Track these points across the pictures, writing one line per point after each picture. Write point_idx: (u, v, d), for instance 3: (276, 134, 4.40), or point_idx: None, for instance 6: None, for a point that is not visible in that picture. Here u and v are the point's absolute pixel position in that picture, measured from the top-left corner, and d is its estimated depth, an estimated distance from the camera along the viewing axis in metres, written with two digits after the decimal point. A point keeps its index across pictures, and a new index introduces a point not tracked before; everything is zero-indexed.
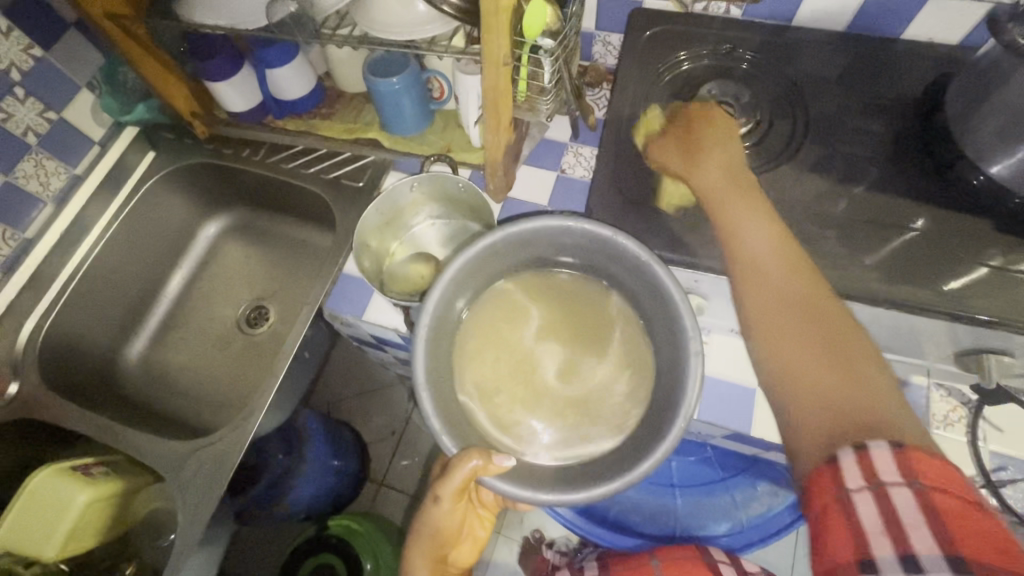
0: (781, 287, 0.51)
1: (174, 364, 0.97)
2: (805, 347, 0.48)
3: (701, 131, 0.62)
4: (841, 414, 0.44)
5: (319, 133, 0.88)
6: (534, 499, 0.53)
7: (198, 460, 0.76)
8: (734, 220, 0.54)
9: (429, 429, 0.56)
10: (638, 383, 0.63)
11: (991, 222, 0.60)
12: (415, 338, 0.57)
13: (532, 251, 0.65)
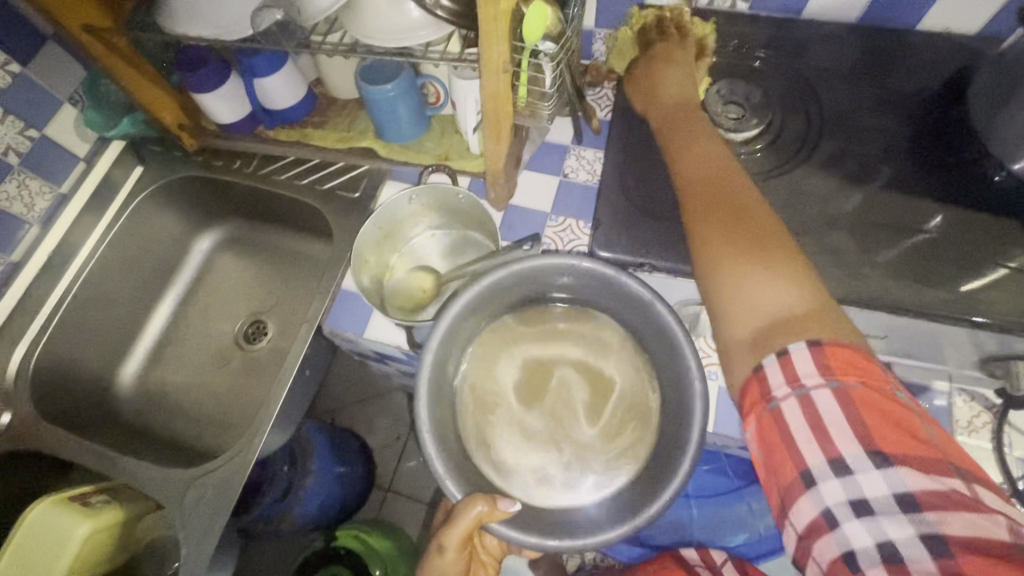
0: (714, 185, 0.53)
1: (172, 385, 0.95)
2: (724, 236, 0.49)
3: (668, 54, 0.67)
4: (759, 305, 0.46)
5: (311, 142, 0.85)
6: (543, 546, 0.51)
7: (200, 489, 0.73)
8: (676, 152, 0.57)
9: (434, 473, 0.54)
10: (647, 417, 0.60)
11: (1018, 223, 0.58)
12: (417, 386, 0.55)
13: (526, 286, 0.62)
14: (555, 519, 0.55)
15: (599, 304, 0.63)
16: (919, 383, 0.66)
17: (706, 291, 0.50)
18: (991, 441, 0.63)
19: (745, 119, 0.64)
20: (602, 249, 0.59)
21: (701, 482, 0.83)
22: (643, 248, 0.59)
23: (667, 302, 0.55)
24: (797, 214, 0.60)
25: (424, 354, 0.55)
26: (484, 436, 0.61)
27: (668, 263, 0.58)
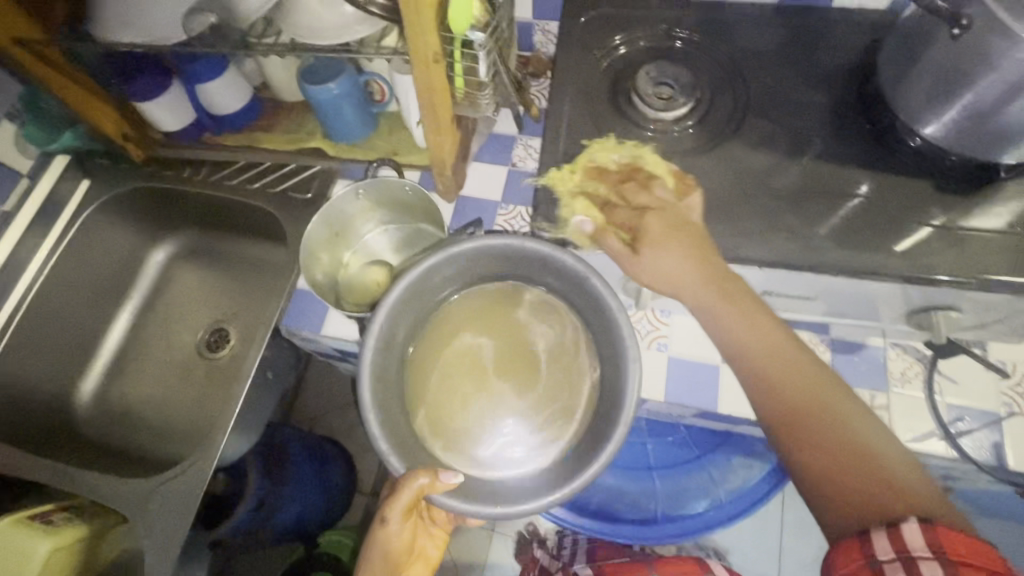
0: (793, 386, 0.51)
1: (133, 399, 0.94)
2: (820, 447, 0.48)
3: (666, 222, 0.58)
4: (868, 506, 0.45)
5: (260, 146, 0.85)
6: (484, 516, 0.54)
7: (162, 496, 0.73)
8: (728, 319, 0.54)
9: (378, 450, 0.56)
10: (583, 388, 0.63)
11: (930, 182, 0.61)
12: (359, 370, 0.56)
13: (469, 270, 0.65)
14: (499, 491, 0.57)
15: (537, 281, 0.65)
16: (854, 340, 0.70)
17: (814, 495, 0.48)
18: (923, 390, 0.66)
19: (675, 98, 0.67)
20: (541, 229, 0.61)
21: (662, 454, 0.86)
22: (581, 226, 0.61)
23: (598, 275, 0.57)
24: (727, 187, 0.63)
25: (367, 341, 0.57)
26: (434, 415, 0.64)
27: (605, 238, 0.60)
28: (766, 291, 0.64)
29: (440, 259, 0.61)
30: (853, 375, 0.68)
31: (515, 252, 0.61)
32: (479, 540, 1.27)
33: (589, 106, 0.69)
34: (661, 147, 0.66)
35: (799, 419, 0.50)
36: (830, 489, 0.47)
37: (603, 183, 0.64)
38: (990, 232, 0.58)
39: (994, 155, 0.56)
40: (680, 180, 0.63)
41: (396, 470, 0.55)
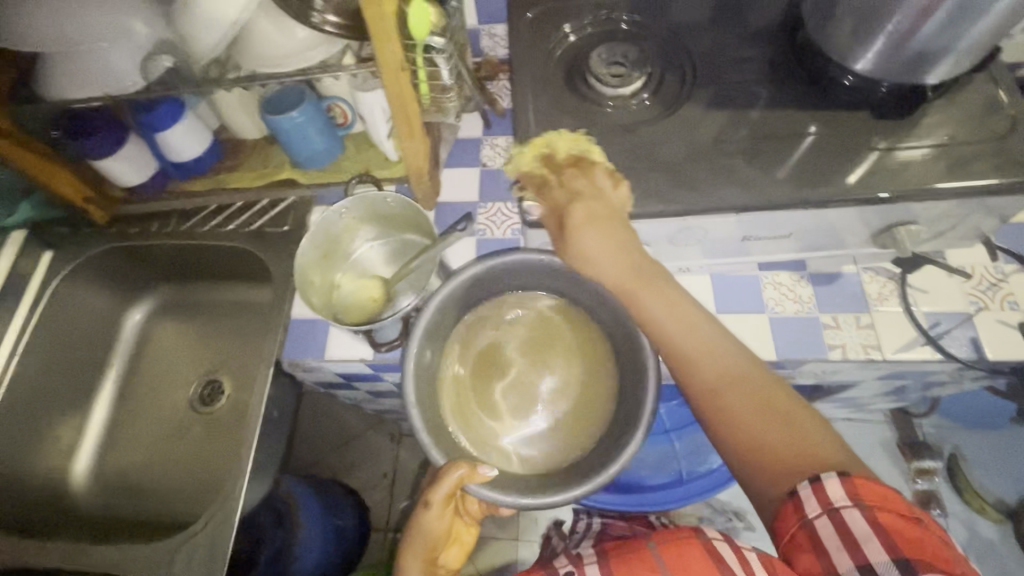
0: (713, 362, 0.54)
1: (132, 467, 0.90)
2: (751, 413, 0.50)
3: (596, 218, 0.62)
4: (775, 459, 0.47)
5: (228, 186, 0.85)
6: (518, 504, 0.61)
7: (189, 555, 0.70)
8: (647, 307, 0.59)
9: (422, 443, 0.63)
10: (592, 404, 0.72)
11: (869, 113, 0.67)
12: (406, 371, 0.64)
13: (498, 286, 0.73)
14: (525, 483, 0.65)
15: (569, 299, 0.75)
16: (830, 271, 0.75)
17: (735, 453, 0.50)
18: (900, 304, 0.72)
19: (629, 75, 0.71)
20: None
21: (677, 415, 0.89)
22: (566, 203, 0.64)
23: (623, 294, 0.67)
24: (693, 146, 0.67)
25: (412, 342, 0.65)
26: (470, 412, 0.72)
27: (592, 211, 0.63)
28: (746, 237, 0.68)
29: (482, 270, 0.69)
30: (837, 302, 0.73)
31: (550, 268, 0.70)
32: (505, 547, 1.26)
33: (550, 94, 0.72)
34: (624, 120, 0.70)
35: (712, 383, 0.53)
36: (741, 444, 0.49)
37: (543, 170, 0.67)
38: (930, 146, 0.64)
39: (921, 76, 0.62)
40: (647, 146, 0.67)
41: (437, 461, 0.63)
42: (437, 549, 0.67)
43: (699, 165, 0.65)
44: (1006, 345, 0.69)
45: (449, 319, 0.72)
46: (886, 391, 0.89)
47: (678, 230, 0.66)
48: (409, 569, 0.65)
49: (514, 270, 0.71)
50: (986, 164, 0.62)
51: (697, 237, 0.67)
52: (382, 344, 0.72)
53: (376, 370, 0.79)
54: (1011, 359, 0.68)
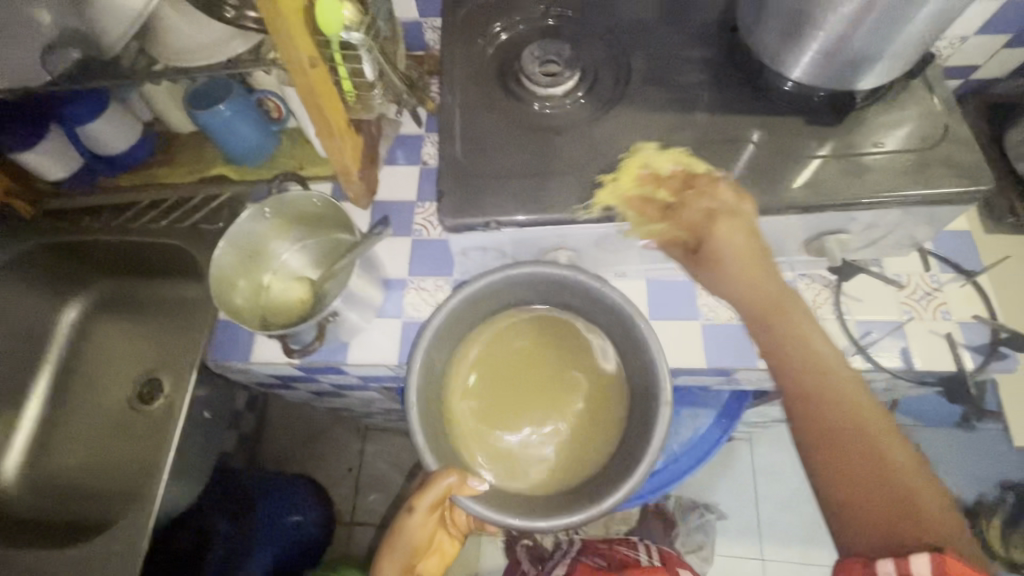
0: (840, 410, 0.51)
1: (65, 467, 0.89)
2: (869, 475, 0.49)
3: (736, 243, 0.58)
4: (880, 524, 0.47)
5: (159, 181, 0.83)
6: (503, 523, 0.56)
7: (100, 560, 0.69)
8: (781, 336, 0.56)
9: (414, 447, 0.59)
10: (608, 429, 0.65)
11: (801, 119, 0.65)
12: (408, 372, 0.59)
13: (521, 295, 0.67)
14: (521, 503, 0.59)
15: (575, 312, 0.69)
16: (767, 278, 0.73)
17: (836, 507, 0.50)
18: (832, 312, 0.71)
19: (561, 74, 0.69)
20: (447, 218, 0.62)
21: None
22: (484, 208, 0.62)
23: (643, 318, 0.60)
24: (621, 150, 0.65)
25: (415, 349, 0.60)
26: (472, 419, 0.67)
27: (510, 217, 0.61)
28: None
29: (500, 278, 0.63)
30: None
31: (567, 282, 0.63)
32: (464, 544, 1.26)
33: (482, 92, 0.70)
34: (555, 121, 0.68)
35: (826, 427, 0.51)
36: (846, 499, 0.49)
37: (660, 188, 0.63)
38: (862, 153, 0.63)
39: (852, 82, 0.61)
40: (576, 149, 0.65)
41: (430, 466, 0.58)
42: (415, 556, 0.70)
43: (625, 171, 0.64)
44: (936, 355, 0.68)
45: (460, 325, 0.66)
46: (830, 396, 0.88)
47: (604, 235, 0.64)
48: (387, 567, 0.70)
49: (532, 280, 0.65)
50: (912, 173, 0.61)
51: (624, 244, 0.66)
52: (298, 349, 0.69)
53: (306, 372, 0.77)
54: (940, 370, 0.67)
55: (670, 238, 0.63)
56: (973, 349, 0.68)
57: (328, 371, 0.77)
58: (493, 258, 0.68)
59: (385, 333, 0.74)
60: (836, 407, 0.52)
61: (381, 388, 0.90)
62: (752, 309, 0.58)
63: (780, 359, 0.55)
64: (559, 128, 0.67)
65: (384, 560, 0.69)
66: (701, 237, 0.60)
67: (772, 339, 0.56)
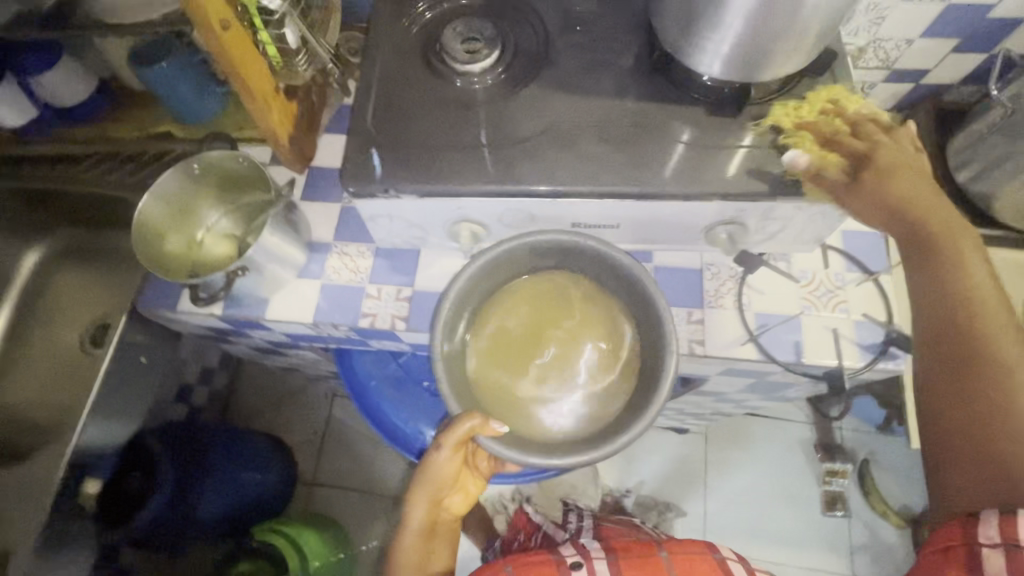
0: (991, 356, 0.51)
1: (9, 398, 0.93)
2: (984, 427, 0.50)
3: (911, 184, 0.58)
4: (984, 473, 0.50)
5: (110, 135, 0.87)
6: (525, 462, 0.60)
7: (20, 481, 0.75)
8: (944, 275, 0.55)
9: (441, 394, 0.63)
10: (625, 378, 0.65)
11: (705, 110, 0.67)
12: (436, 323, 0.62)
13: (541, 254, 0.68)
14: (541, 444, 0.63)
15: (591, 280, 0.69)
16: (675, 265, 0.75)
17: (949, 449, 0.53)
18: (731, 303, 0.73)
19: (480, 51, 0.71)
20: (350, 185, 0.64)
21: None
22: (387, 175, 0.64)
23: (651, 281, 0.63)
24: (527, 128, 0.67)
25: (445, 300, 0.63)
26: (493, 369, 0.67)
27: (410, 185, 0.64)
28: (576, 223, 0.69)
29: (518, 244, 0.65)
30: (673, 296, 0.74)
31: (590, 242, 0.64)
32: None
33: (405, 65, 0.72)
34: (470, 97, 0.70)
35: (957, 370, 0.53)
36: (952, 446, 0.53)
37: (834, 117, 0.63)
38: (759, 146, 0.64)
39: (753, 74, 0.61)
40: (486, 124, 0.68)
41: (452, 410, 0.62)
42: (442, 493, 0.71)
43: (528, 149, 0.66)
44: (825, 350, 0.70)
45: (489, 282, 0.68)
46: (747, 388, 0.90)
47: (504, 210, 0.67)
48: (418, 505, 0.70)
49: (553, 242, 0.65)
50: (802, 168, 0.62)
51: (526, 220, 0.69)
52: (206, 297, 0.74)
53: (233, 326, 0.82)
54: (827, 364, 0.69)
55: (768, 195, 0.62)
56: (865, 347, 0.69)
57: (253, 326, 0.81)
58: (401, 226, 0.71)
59: (303, 292, 0.77)
60: (960, 357, 0.53)
61: (315, 348, 0.93)
62: (917, 246, 0.58)
63: (927, 302, 0.56)
64: (475, 103, 0.69)
65: (414, 489, 0.70)
66: (871, 168, 0.60)
67: (930, 278, 0.56)
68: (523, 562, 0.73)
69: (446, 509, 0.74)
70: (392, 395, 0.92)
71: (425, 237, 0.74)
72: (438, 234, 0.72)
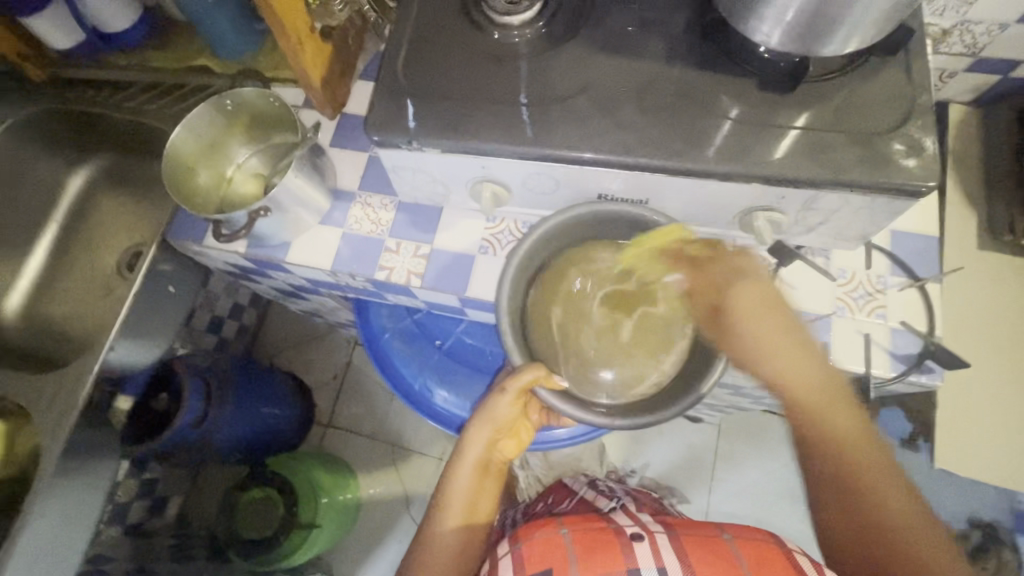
0: (864, 485, 0.57)
1: (56, 315, 0.99)
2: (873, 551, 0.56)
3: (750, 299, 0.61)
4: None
5: (151, 63, 0.88)
6: (576, 416, 0.65)
7: (55, 389, 0.80)
8: (811, 407, 0.59)
9: (504, 346, 0.66)
10: (672, 352, 0.69)
11: (756, 85, 0.62)
12: (503, 278, 0.65)
13: (603, 228, 0.69)
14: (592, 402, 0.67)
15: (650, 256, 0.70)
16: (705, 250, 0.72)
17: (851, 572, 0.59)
18: None
19: (521, 2, 0.67)
20: (373, 132, 0.62)
21: None
22: (410, 125, 0.62)
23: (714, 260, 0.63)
24: (562, 88, 0.64)
25: (516, 253, 0.65)
26: (548, 330, 0.70)
27: (435, 138, 0.61)
28: (603, 195, 0.66)
29: (587, 214, 0.66)
30: None
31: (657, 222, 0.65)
32: None
33: (443, 12, 0.69)
34: (506, 51, 0.66)
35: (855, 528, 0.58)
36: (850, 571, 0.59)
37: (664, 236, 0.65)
38: (811, 128, 0.59)
39: (815, 48, 0.56)
40: (522, 80, 0.64)
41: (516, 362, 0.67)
42: (496, 431, 0.76)
43: (561, 109, 0.62)
44: (854, 355, 0.66)
45: (547, 251, 0.70)
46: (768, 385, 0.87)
47: (530, 174, 0.64)
48: (476, 436, 0.75)
49: (618, 218, 0.66)
50: (856, 157, 0.57)
51: (552, 187, 0.66)
52: (228, 233, 0.70)
53: (258, 266, 0.84)
54: (853, 370, 0.66)
55: (816, 183, 0.57)
56: (898, 357, 0.66)
57: (276, 268, 0.83)
58: (426, 181, 0.70)
59: (324, 239, 0.78)
60: (857, 510, 0.58)
61: (334, 294, 0.94)
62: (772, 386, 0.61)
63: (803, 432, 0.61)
64: (511, 56, 0.66)
65: (475, 427, 0.74)
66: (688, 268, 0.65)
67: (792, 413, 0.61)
68: (581, 527, 0.75)
69: (499, 454, 0.79)
70: (401, 348, 0.92)
71: (447, 195, 0.72)
72: (462, 193, 0.71)
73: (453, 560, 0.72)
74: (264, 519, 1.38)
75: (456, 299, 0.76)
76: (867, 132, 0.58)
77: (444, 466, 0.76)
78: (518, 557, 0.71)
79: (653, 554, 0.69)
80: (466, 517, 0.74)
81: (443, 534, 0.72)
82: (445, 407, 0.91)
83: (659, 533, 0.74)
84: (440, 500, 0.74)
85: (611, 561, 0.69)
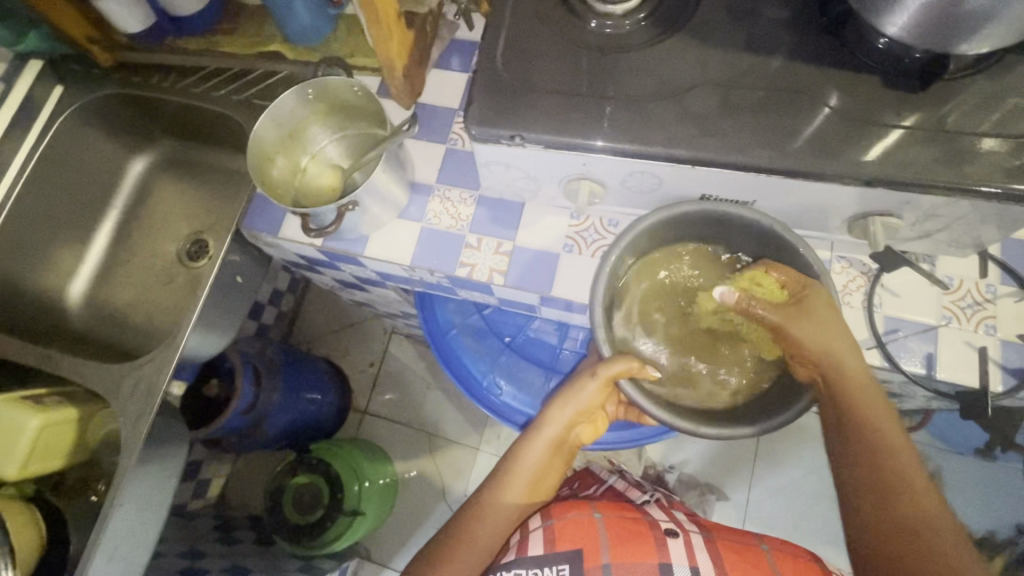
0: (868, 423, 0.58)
1: (119, 303, 0.99)
2: (878, 487, 0.57)
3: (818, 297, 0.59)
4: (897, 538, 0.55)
5: (221, 49, 0.88)
6: (671, 422, 0.58)
7: (132, 380, 0.80)
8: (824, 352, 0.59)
9: (594, 336, 0.62)
10: (766, 364, 0.65)
11: (879, 81, 0.58)
12: (601, 272, 0.61)
13: (702, 229, 0.65)
14: (683, 409, 0.61)
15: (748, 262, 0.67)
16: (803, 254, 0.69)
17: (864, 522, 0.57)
18: (862, 302, 0.67)
19: None
20: (473, 127, 0.60)
21: None
22: (512, 120, 0.60)
23: (824, 268, 0.60)
24: (667, 82, 0.61)
25: (618, 245, 0.61)
26: (635, 329, 0.67)
27: (538, 134, 0.59)
28: (706, 195, 0.63)
29: (694, 213, 0.62)
30: None
31: (764, 228, 0.61)
32: None
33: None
34: (607, 43, 0.63)
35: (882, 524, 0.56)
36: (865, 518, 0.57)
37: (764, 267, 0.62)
38: (938, 130, 0.55)
39: (951, 45, 0.50)
40: (625, 73, 0.61)
41: (605, 355, 0.62)
42: (580, 417, 0.69)
43: (666, 105, 0.59)
44: (963, 367, 0.64)
45: (641, 250, 0.66)
46: None
47: (630, 173, 0.62)
48: (556, 419, 0.69)
49: (722, 222, 0.63)
50: (991, 162, 0.53)
51: (652, 186, 0.64)
52: (315, 229, 0.69)
53: (329, 258, 0.82)
54: (961, 382, 0.64)
55: (948, 189, 0.53)
56: (1008, 371, 0.63)
57: (346, 261, 0.82)
58: (516, 176, 0.68)
59: (402, 233, 0.76)
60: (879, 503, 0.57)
61: (398, 288, 0.93)
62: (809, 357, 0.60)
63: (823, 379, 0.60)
64: (612, 48, 0.63)
65: (555, 406, 0.68)
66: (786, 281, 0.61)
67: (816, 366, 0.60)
68: (614, 513, 0.73)
69: (573, 438, 0.72)
70: (471, 346, 0.91)
71: (536, 191, 0.70)
72: (553, 189, 0.68)
73: (498, 537, 0.69)
74: (310, 505, 1.40)
75: (538, 297, 0.75)
76: (1002, 135, 0.54)
77: (516, 439, 0.70)
78: (549, 532, 0.69)
79: (688, 552, 0.67)
80: (527, 494, 0.69)
81: (503, 506, 0.69)
82: (509, 405, 0.89)
83: (693, 532, 0.73)
84: (507, 470, 0.69)
85: (643, 553, 0.67)
